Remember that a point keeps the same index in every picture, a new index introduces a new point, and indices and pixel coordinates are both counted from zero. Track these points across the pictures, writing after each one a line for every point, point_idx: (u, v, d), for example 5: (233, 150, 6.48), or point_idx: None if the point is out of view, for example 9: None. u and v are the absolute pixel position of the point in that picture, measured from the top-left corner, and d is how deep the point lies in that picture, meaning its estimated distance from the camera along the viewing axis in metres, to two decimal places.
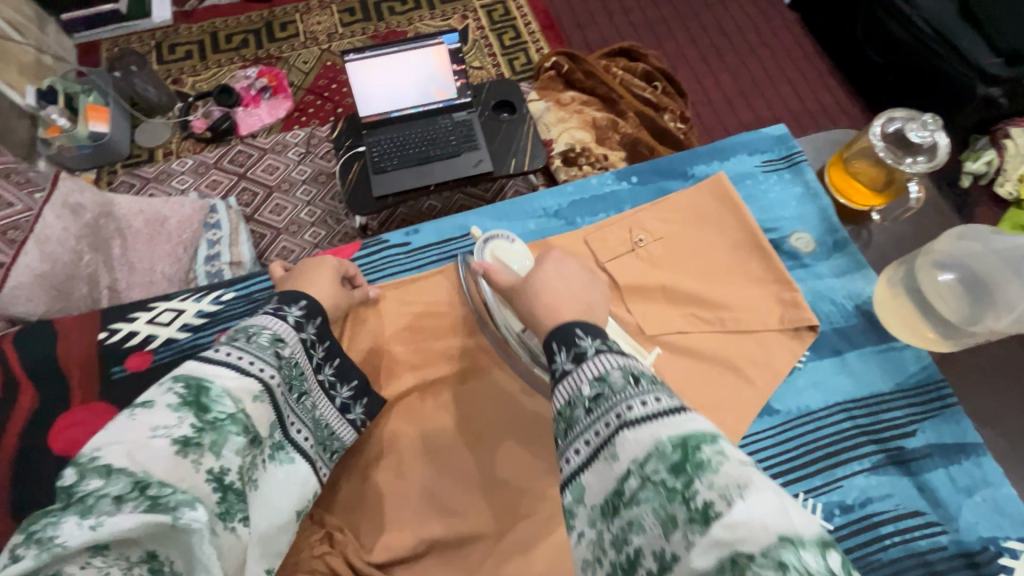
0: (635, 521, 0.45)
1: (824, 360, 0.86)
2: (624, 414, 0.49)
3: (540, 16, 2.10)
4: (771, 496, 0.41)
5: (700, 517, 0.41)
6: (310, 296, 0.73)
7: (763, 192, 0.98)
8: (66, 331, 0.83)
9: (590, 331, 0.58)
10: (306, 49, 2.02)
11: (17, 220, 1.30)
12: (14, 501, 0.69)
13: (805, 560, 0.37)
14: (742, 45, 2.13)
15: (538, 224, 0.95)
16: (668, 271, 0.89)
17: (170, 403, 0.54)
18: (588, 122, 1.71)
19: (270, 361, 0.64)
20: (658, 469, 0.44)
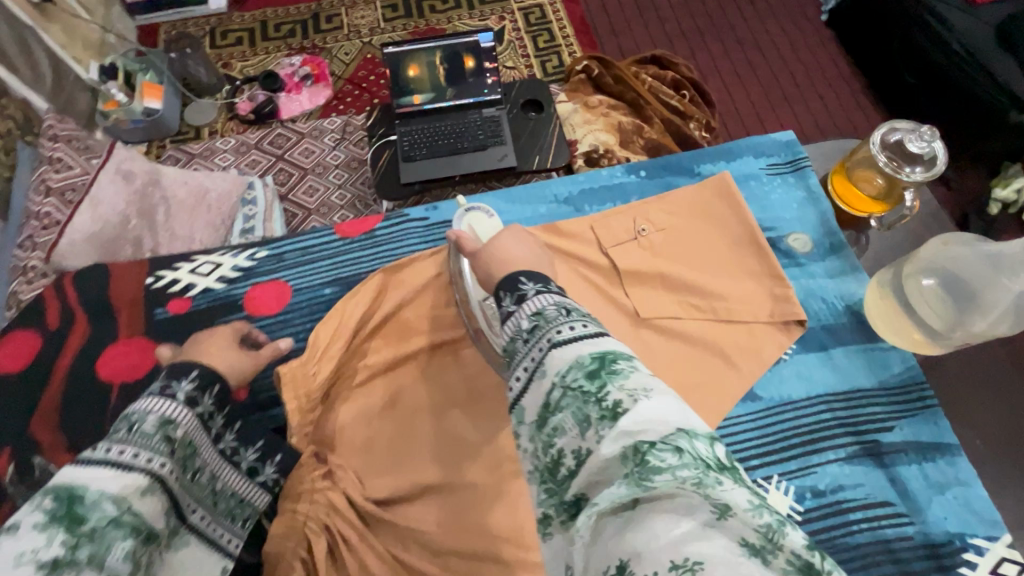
0: (558, 427, 0.50)
1: (810, 354, 0.89)
2: (554, 336, 0.54)
3: (575, 21, 2.15)
4: (670, 400, 0.46)
5: (612, 415, 0.47)
6: (203, 365, 0.64)
7: (764, 192, 1.01)
8: (119, 274, 0.90)
9: (532, 277, 0.63)
10: (349, 42, 2.11)
11: (75, 182, 1.41)
12: (66, 421, 0.78)
13: (697, 446, 0.43)
14: (774, 59, 2.14)
15: (548, 210, 1.00)
16: (666, 260, 0.92)
17: (35, 523, 0.46)
18: (613, 125, 1.75)
19: (161, 450, 0.55)
20: (579, 377, 0.50)
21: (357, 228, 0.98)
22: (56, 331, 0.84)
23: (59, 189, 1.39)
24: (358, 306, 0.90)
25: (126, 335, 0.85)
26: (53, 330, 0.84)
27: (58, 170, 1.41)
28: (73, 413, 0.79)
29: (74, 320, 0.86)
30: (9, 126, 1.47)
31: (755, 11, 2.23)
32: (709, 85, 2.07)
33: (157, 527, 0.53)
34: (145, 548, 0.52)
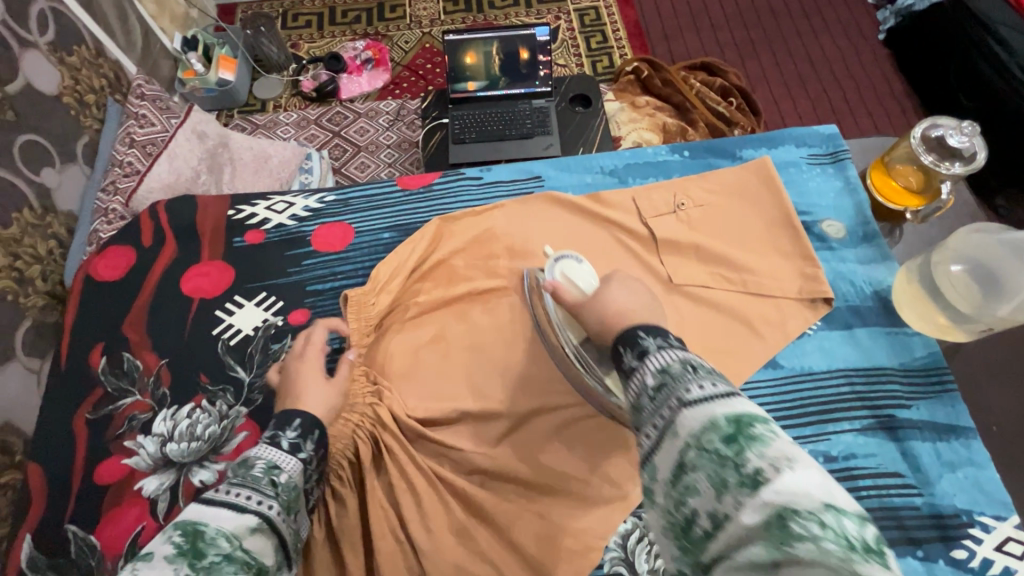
0: (689, 487, 0.47)
1: (834, 331, 0.91)
2: (684, 395, 0.51)
3: (629, 25, 2.20)
4: (817, 474, 0.43)
5: (753, 484, 0.43)
6: (303, 414, 0.69)
7: (803, 179, 1.04)
8: (204, 204, 0.98)
9: (652, 331, 0.61)
10: (410, 31, 2.22)
11: (155, 138, 1.53)
12: (147, 329, 0.88)
13: (844, 524, 0.39)
14: (826, 74, 2.14)
15: (593, 179, 1.05)
16: (702, 233, 0.96)
17: (167, 555, 0.47)
18: (658, 125, 1.79)
19: (268, 492, 0.57)
20: (713, 439, 0.47)
21: (417, 181, 1.05)
22: (148, 249, 0.94)
23: (141, 143, 1.50)
24: (412, 248, 0.95)
25: (208, 258, 0.93)
26: (138, 252, 0.94)
27: (141, 125, 1.53)
28: (157, 321, 0.88)
29: (164, 240, 0.95)
30: (103, 83, 1.61)
31: (810, 25, 2.24)
32: (757, 95, 2.08)
33: (267, 563, 0.53)
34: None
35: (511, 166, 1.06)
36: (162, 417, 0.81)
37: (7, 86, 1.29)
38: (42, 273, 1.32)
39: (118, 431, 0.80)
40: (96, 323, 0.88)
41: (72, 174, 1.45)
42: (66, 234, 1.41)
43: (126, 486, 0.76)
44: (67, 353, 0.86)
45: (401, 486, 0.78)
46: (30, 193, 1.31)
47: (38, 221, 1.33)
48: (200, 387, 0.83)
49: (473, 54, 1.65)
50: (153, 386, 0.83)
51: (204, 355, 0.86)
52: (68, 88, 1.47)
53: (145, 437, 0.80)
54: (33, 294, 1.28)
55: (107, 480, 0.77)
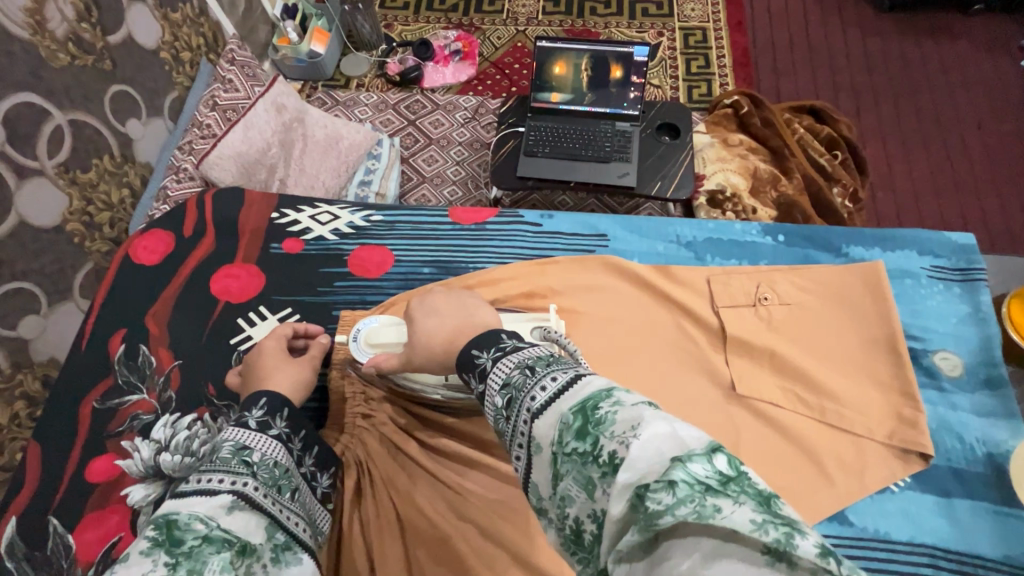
0: (565, 495, 0.43)
1: (927, 496, 0.75)
2: (531, 405, 0.48)
3: (737, 52, 2.03)
4: (661, 426, 0.40)
5: (611, 469, 0.40)
6: (270, 394, 0.67)
7: (919, 295, 0.89)
8: (250, 203, 0.96)
9: (484, 344, 0.58)
10: (504, 27, 2.15)
11: (238, 104, 1.56)
12: (172, 320, 0.86)
13: (691, 470, 0.37)
14: (955, 141, 1.89)
15: (667, 249, 0.95)
16: (784, 340, 0.84)
17: (142, 548, 0.44)
18: (747, 169, 1.63)
19: (243, 471, 0.55)
20: (568, 440, 0.44)
21: (470, 217, 0.99)
22: (187, 239, 0.93)
23: (223, 107, 1.54)
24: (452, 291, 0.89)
25: (243, 259, 0.92)
26: (189, 237, 0.93)
27: (227, 89, 1.57)
28: (181, 319, 0.86)
29: (204, 233, 0.93)
30: (199, 42, 1.65)
31: (946, 81, 1.98)
32: (868, 151, 1.87)
33: (254, 540, 0.50)
34: (243, 560, 0.48)
35: (576, 219, 0.98)
36: (162, 423, 0.78)
37: (109, 37, 1.32)
38: (110, 220, 1.36)
39: (118, 429, 0.78)
40: (132, 301, 0.87)
41: (156, 129, 1.49)
42: (139, 185, 1.45)
43: (113, 490, 0.74)
44: (102, 326, 0.86)
45: (381, 527, 0.73)
46: (113, 142, 1.35)
47: (116, 170, 1.37)
48: (205, 398, 0.79)
49: (562, 65, 1.56)
50: (162, 388, 0.81)
51: (218, 364, 0.82)
52: (166, 44, 1.51)
53: (142, 441, 0.77)
54: (98, 239, 1.33)
55: (96, 480, 0.75)
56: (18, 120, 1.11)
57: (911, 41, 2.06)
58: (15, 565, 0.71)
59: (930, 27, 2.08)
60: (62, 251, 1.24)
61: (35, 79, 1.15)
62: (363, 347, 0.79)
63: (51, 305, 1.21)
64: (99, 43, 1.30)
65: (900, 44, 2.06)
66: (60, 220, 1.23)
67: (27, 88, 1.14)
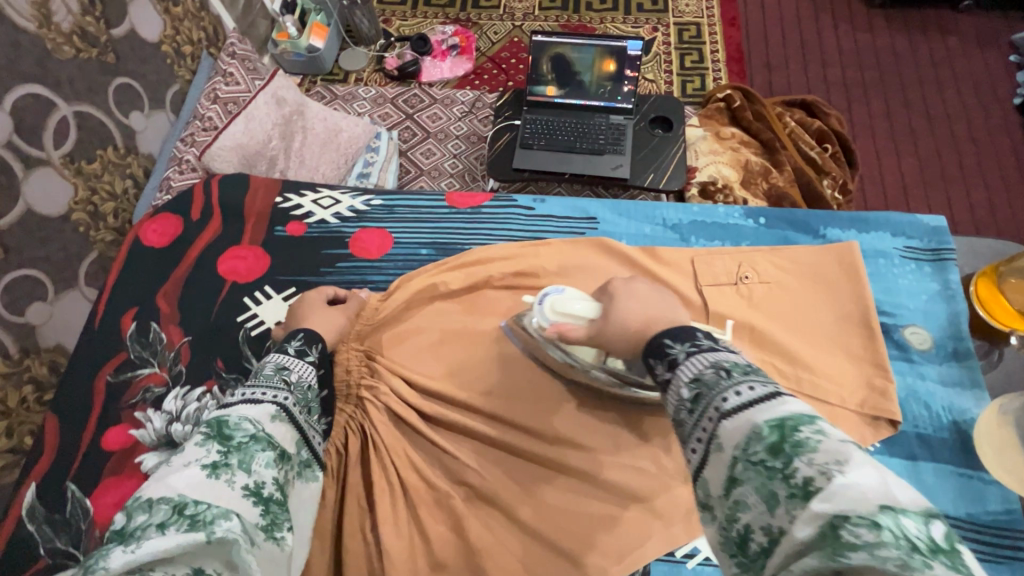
0: (740, 501, 0.44)
1: (893, 460, 0.80)
2: (721, 406, 0.47)
3: (730, 47, 2.07)
4: (872, 472, 0.39)
5: (805, 494, 0.40)
6: (306, 329, 0.76)
7: (893, 274, 0.92)
8: (254, 188, 0.99)
9: (679, 336, 0.56)
10: (501, 22, 2.18)
11: (239, 97, 1.59)
12: (178, 300, 0.89)
13: (900, 523, 0.36)
14: (943, 134, 1.93)
15: (652, 231, 0.99)
16: (763, 315, 0.87)
17: (198, 441, 0.53)
18: (739, 161, 1.67)
19: (282, 388, 0.64)
20: (757, 450, 0.43)
21: (465, 201, 1.02)
22: (195, 223, 0.96)
23: (225, 99, 1.58)
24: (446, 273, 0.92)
25: (247, 243, 0.95)
26: (196, 221, 0.96)
27: (227, 83, 1.60)
28: (188, 298, 0.89)
29: (210, 217, 0.96)
30: (201, 36, 1.67)
31: (935, 76, 2.02)
32: (857, 144, 1.91)
33: (288, 448, 0.60)
34: (281, 461, 0.57)
35: (565, 202, 1.02)
36: (174, 395, 0.81)
37: (113, 30, 1.35)
38: (114, 210, 1.39)
39: (131, 401, 0.82)
40: (140, 283, 0.91)
41: (158, 121, 1.52)
42: (142, 176, 1.48)
43: (128, 457, 0.78)
44: (111, 307, 0.89)
45: (382, 492, 0.75)
46: (117, 133, 1.38)
47: (119, 161, 1.40)
48: (214, 372, 0.83)
49: (561, 57, 1.58)
50: (172, 362, 0.84)
51: (225, 341, 0.86)
52: (168, 38, 1.53)
53: (154, 412, 0.81)
54: (102, 229, 1.36)
55: (112, 447, 0.78)
56: (25, 112, 1.14)
57: (901, 36, 2.09)
58: (35, 528, 0.74)
59: (920, 22, 2.12)
60: (69, 239, 1.27)
61: (42, 71, 1.18)
62: (545, 311, 0.76)
63: (57, 292, 1.24)
64: (103, 36, 1.33)
65: (890, 39, 2.09)
66: (66, 210, 1.26)
67: (35, 80, 1.16)
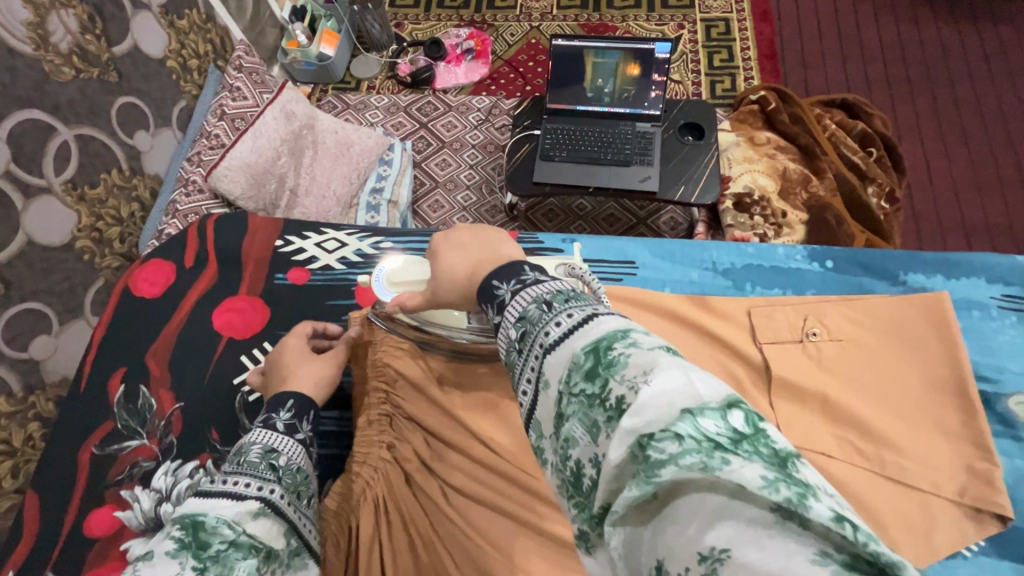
0: (567, 437, 0.39)
1: (1002, 562, 0.67)
2: (544, 341, 0.43)
3: (763, 43, 1.93)
4: (675, 374, 0.36)
5: (616, 413, 0.36)
6: (298, 395, 0.67)
7: (989, 329, 0.81)
8: (254, 229, 0.92)
9: (505, 275, 0.52)
10: (518, 23, 2.08)
11: (246, 113, 1.53)
12: (172, 360, 0.83)
13: (701, 425, 0.33)
14: (999, 134, 1.77)
15: (702, 276, 0.89)
16: (834, 379, 0.75)
17: (170, 550, 0.46)
18: (776, 169, 1.55)
19: (269, 477, 0.56)
20: (576, 380, 0.39)
21: None
22: (188, 270, 0.89)
23: (231, 116, 1.51)
24: None
25: (246, 291, 0.88)
26: (192, 266, 0.89)
27: (234, 98, 1.53)
28: (181, 356, 0.83)
29: (206, 262, 0.90)
30: (208, 48, 1.61)
31: (988, 70, 1.86)
32: (903, 146, 1.77)
33: (274, 547, 0.53)
34: (265, 565, 0.50)
35: (602, 244, 0.93)
36: (164, 470, 0.75)
37: (114, 47, 1.29)
38: (120, 235, 1.34)
39: (117, 478, 0.75)
40: (134, 335, 0.84)
41: (164, 139, 1.46)
42: (149, 198, 1.42)
43: (115, 541, 0.72)
44: (103, 361, 0.83)
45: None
46: (121, 155, 1.33)
47: (125, 183, 1.35)
48: (208, 444, 0.76)
49: (590, 65, 1.47)
50: (162, 433, 0.77)
51: (220, 406, 0.79)
52: (173, 52, 1.48)
53: (142, 490, 0.74)
54: (108, 255, 1.31)
55: (96, 533, 0.72)
56: (23, 138, 1.09)
57: (950, 27, 1.94)
58: None
59: (971, 11, 1.96)
60: (72, 269, 1.21)
61: (39, 94, 1.12)
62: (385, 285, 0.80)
63: (62, 324, 1.19)
64: (104, 54, 1.27)
65: (938, 31, 1.93)
66: (69, 238, 1.21)
67: (32, 104, 1.11)
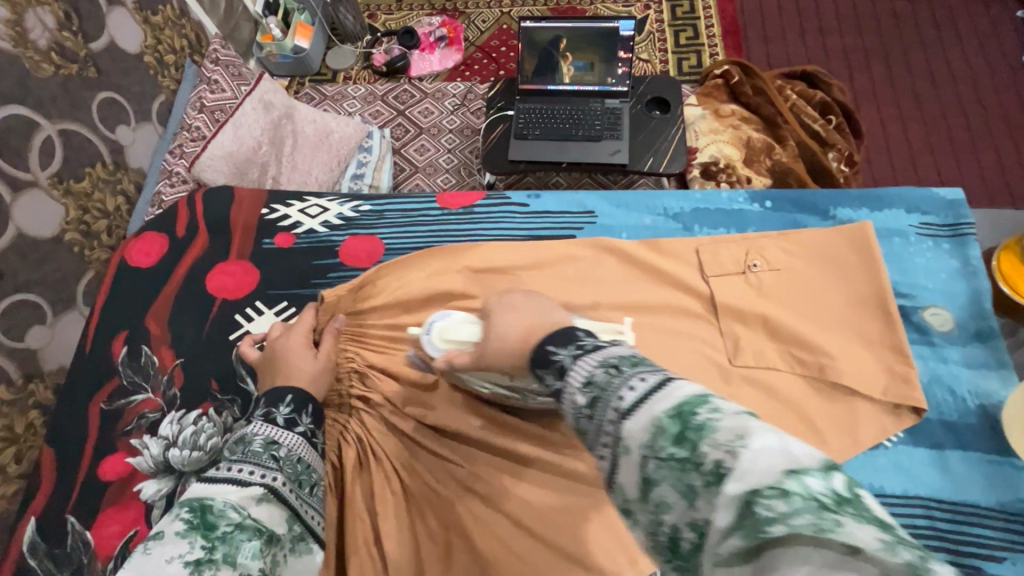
0: (660, 503, 0.36)
1: (919, 449, 0.78)
2: (621, 405, 0.39)
3: (725, 20, 2.00)
4: (772, 438, 0.34)
5: (716, 478, 0.34)
6: (294, 390, 0.69)
7: (908, 252, 0.89)
8: (241, 199, 0.97)
9: (560, 339, 0.50)
10: (488, 10, 2.12)
11: (224, 104, 1.56)
12: (169, 326, 0.88)
13: (806, 484, 0.31)
14: (950, 97, 1.86)
15: (654, 222, 0.95)
16: (773, 304, 0.85)
17: (179, 529, 0.47)
18: (740, 139, 1.62)
19: (269, 466, 0.58)
20: (666, 446, 0.36)
21: (458, 201, 0.99)
22: (181, 239, 0.94)
23: (211, 108, 1.55)
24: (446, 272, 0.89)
25: (235, 256, 0.93)
26: (185, 235, 0.94)
27: (213, 90, 1.57)
28: (179, 316, 0.88)
29: (197, 232, 0.94)
30: (183, 43, 1.64)
31: (938, 37, 1.95)
32: (861, 113, 1.85)
33: (278, 531, 0.54)
34: (271, 547, 0.51)
35: (564, 195, 0.98)
36: (169, 420, 0.80)
37: (91, 44, 1.32)
38: (108, 228, 1.38)
39: (126, 428, 0.80)
40: (132, 303, 0.89)
41: (145, 133, 1.50)
42: (134, 191, 1.46)
43: (127, 485, 0.77)
44: (104, 331, 0.87)
45: (383, 501, 0.75)
46: (104, 149, 1.36)
47: (109, 177, 1.38)
48: (209, 393, 0.81)
49: (566, 62, 1.55)
50: (165, 386, 0.83)
51: (220, 360, 0.84)
52: (149, 48, 1.50)
53: (150, 438, 0.79)
54: (97, 248, 1.34)
55: (110, 477, 0.77)
56: (9, 133, 1.12)
57: None
58: (38, 562, 0.74)
59: None
60: (62, 261, 1.25)
61: (22, 91, 1.15)
62: (436, 343, 0.74)
63: (56, 314, 1.23)
64: (82, 51, 1.30)
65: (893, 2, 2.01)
66: (59, 230, 1.24)
67: (15, 100, 1.14)
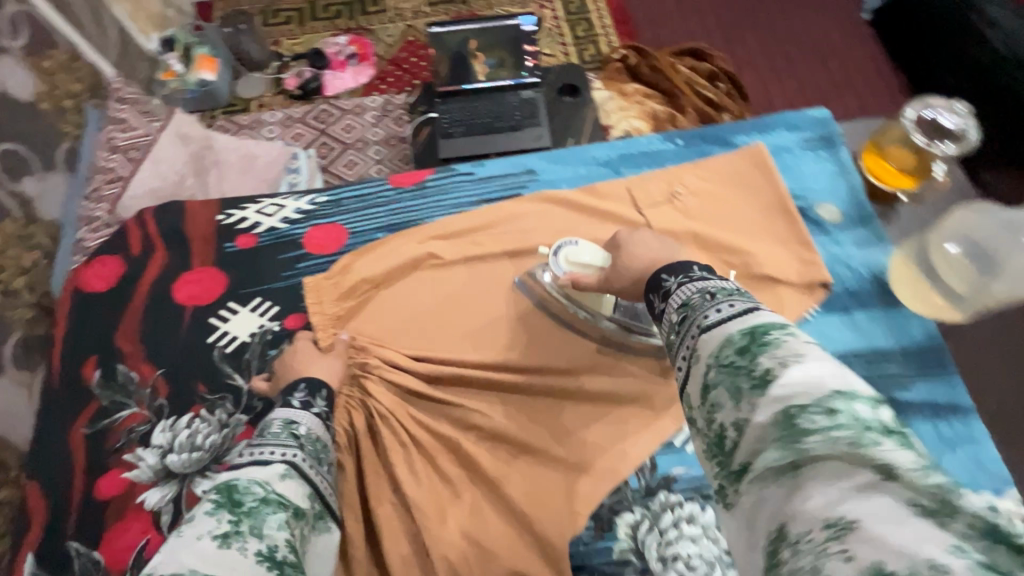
0: (714, 404, 0.48)
1: (834, 316, 0.93)
2: (704, 321, 0.53)
3: (614, 11, 2.18)
4: (829, 364, 0.43)
5: (762, 383, 0.45)
6: (310, 378, 0.73)
7: (797, 164, 1.05)
8: (192, 213, 0.99)
9: (673, 271, 0.63)
10: (392, 24, 2.18)
11: (138, 142, 1.51)
12: (142, 344, 0.89)
13: (853, 408, 0.39)
14: (811, 56, 2.14)
15: (588, 171, 1.05)
16: (699, 222, 0.98)
17: (208, 509, 0.49)
18: (647, 113, 1.77)
19: (291, 443, 0.60)
20: (728, 353, 0.48)
21: (409, 180, 1.04)
22: (139, 260, 0.95)
23: (124, 147, 1.50)
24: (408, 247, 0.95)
25: (200, 265, 0.95)
26: (142, 250, 0.96)
27: (123, 130, 1.52)
28: (150, 330, 0.90)
29: (153, 248, 0.96)
30: (79, 87, 1.58)
31: (793, 6, 2.23)
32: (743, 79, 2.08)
33: (302, 506, 0.55)
34: (295, 521, 0.53)
35: (507, 159, 1.06)
36: (160, 428, 0.83)
37: None
38: (27, 284, 1.29)
39: (117, 445, 0.83)
40: (99, 330, 0.91)
41: (54, 183, 1.43)
42: (50, 243, 1.38)
43: (127, 499, 0.79)
44: (71, 362, 0.89)
45: (396, 452, 0.80)
46: (13, 203, 1.29)
47: (22, 232, 1.30)
48: (198, 396, 0.85)
49: (478, 61, 1.67)
50: (150, 398, 0.85)
51: (199, 362, 0.88)
52: (44, 94, 1.44)
53: (145, 449, 0.82)
54: (19, 306, 1.25)
55: (108, 494, 0.80)
56: None
57: None
58: None
59: None
60: None
61: None
62: (562, 261, 0.88)
63: None
64: None
65: None
66: None
67: None
